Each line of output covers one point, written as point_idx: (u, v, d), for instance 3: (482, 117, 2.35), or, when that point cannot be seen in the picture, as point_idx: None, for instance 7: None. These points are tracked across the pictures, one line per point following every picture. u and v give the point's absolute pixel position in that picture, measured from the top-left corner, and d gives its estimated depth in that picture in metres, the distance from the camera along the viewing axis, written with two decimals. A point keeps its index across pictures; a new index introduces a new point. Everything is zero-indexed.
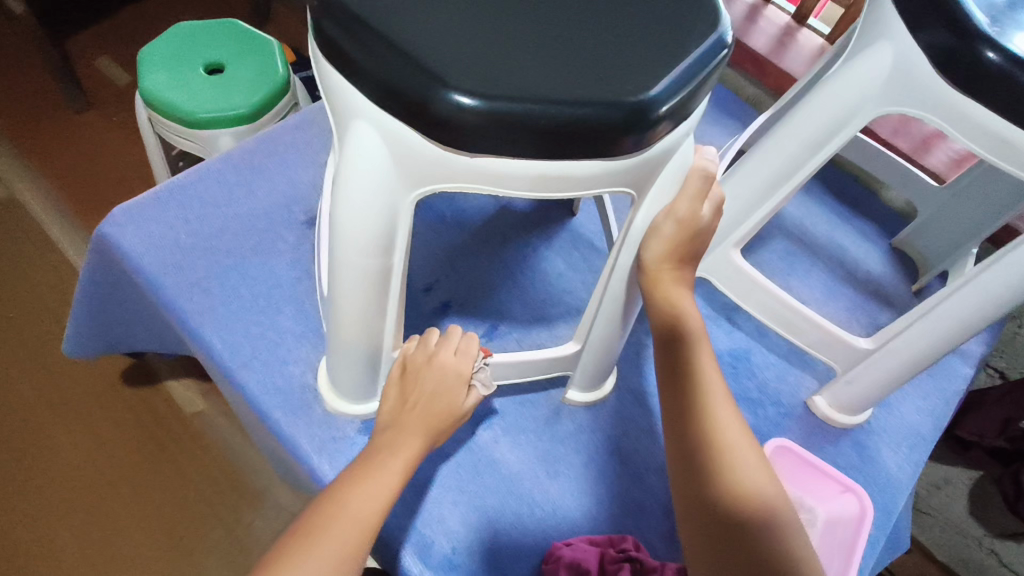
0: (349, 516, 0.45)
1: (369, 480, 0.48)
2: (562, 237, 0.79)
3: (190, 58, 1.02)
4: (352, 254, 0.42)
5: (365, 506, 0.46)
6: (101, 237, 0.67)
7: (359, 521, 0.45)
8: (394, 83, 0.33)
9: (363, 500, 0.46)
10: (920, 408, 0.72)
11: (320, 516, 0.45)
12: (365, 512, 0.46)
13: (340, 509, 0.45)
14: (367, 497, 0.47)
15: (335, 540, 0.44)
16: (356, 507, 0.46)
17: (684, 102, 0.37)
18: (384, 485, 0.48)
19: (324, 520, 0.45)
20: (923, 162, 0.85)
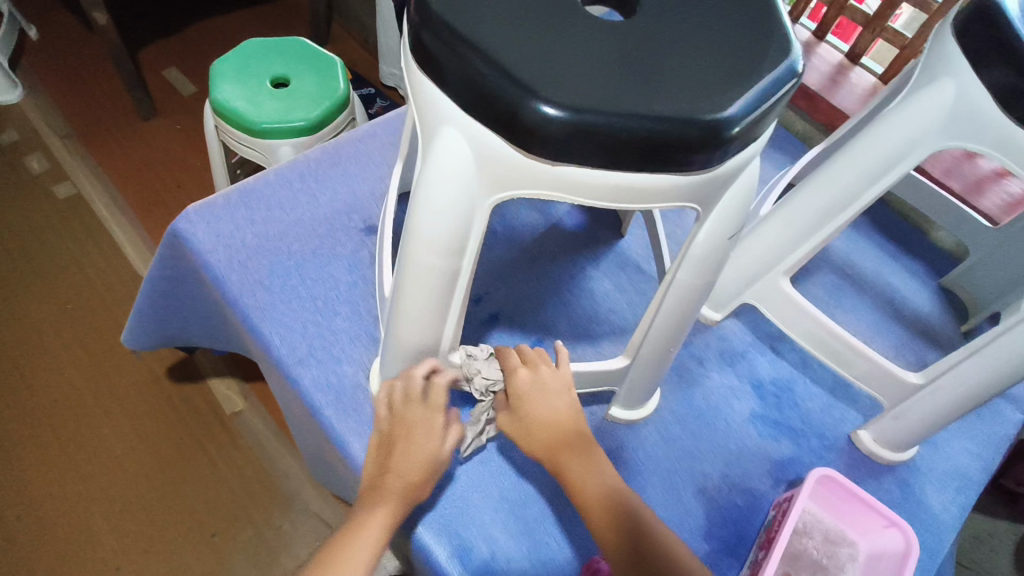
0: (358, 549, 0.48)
1: (375, 505, 0.50)
2: (609, 258, 0.80)
3: (258, 71, 1.07)
4: (426, 253, 0.45)
5: (372, 538, 0.49)
6: (174, 233, 0.71)
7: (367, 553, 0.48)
8: (488, 92, 0.36)
9: (372, 529, 0.49)
10: (969, 450, 0.71)
11: (331, 547, 0.48)
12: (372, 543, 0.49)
13: (349, 541, 0.48)
14: (374, 524, 0.49)
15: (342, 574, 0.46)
16: (365, 538, 0.48)
17: (756, 123, 0.39)
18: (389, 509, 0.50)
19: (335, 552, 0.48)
20: (976, 203, 0.85)
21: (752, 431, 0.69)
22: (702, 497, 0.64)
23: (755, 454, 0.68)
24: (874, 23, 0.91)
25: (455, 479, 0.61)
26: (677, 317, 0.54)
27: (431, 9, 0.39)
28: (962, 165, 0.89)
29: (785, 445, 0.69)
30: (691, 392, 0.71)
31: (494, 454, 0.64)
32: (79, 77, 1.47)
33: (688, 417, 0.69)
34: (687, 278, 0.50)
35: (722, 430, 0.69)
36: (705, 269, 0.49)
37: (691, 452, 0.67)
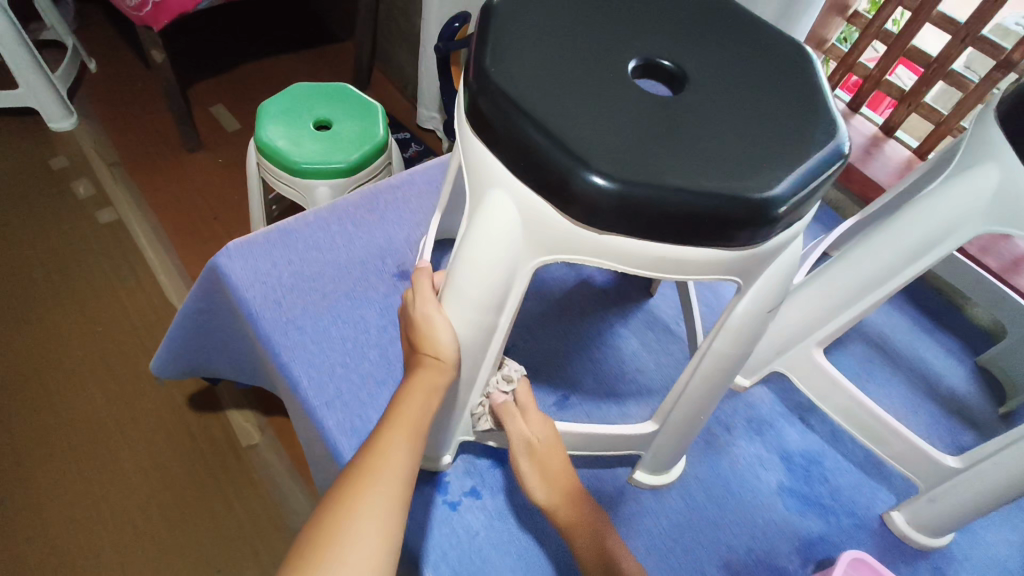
0: (397, 458, 0.44)
1: (401, 416, 0.46)
2: (637, 316, 0.80)
3: (302, 113, 1.10)
4: (466, 310, 0.45)
5: (405, 447, 0.45)
6: (213, 268, 0.73)
7: (406, 462, 0.44)
8: (541, 159, 0.37)
9: (403, 441, 0.45)
10: (1008, 540, 0.68)
11: (366, 461, 0.43)
12: (408, 451, 0.45)
13: (385, 450, 0.44)
14: (405, 436, 0.45)
15: (390, 482, 0.42)
16: (400, 449, 0.44)
17: (802, 203, 0.40)
18: (414, 417, 0.46)
19: (371, 463, 0.43)
20: (1014, 282, 0.84)
21: (780, 505, 0.67)
22: (726, 572, 0.61)
23: (783, 529, 0.65)
24: (910, 98, 0.92)
25: (474, 535, 0.60)
26: (710, 388, 0.53)
27: (489, 77, 0.40)
28: (998, 244, 0.89)
29: (814, 521, 0.67)
30: (717, 460, 0.70)
31: (514, 511, 0.62)
32: (131, 109, 1.53)
33: (714, 486, 0.67)
34: (723, 349, 0.49)
35: (749, 501, 0.67)
36: (742, 341, 0.49)
37: (716, 523, 0.65)
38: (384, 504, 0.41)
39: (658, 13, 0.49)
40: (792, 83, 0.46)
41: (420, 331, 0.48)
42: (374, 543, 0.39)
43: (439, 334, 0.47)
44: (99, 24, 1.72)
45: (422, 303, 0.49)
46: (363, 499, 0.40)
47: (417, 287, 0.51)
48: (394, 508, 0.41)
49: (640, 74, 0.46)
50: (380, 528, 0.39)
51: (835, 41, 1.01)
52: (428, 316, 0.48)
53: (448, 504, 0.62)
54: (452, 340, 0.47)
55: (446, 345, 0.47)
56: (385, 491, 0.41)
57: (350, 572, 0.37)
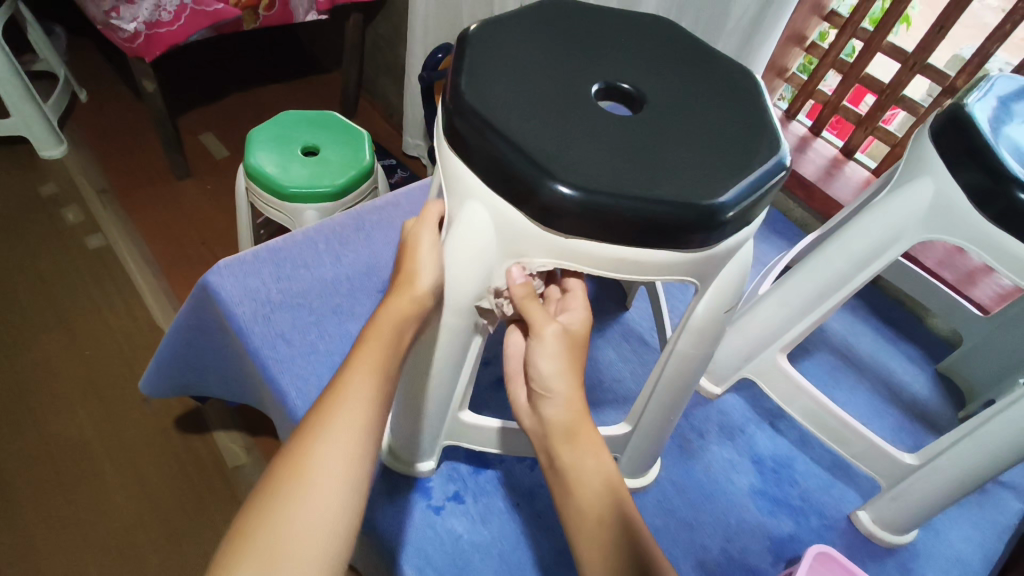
0: (356, 402, 0.42)
1: (366, 354, 0.44)
2: (613, 328, 0.84)
3: (290, 140, 1.14)
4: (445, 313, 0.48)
5: (366, 390, 0.43)
6: (204, 285, 0.75)
7: (378, 379, 0.44)
8: (512, 172, 0.41)
9: (367, 384, 0.43)
10: (969, 538, 0.71)
11: (326, 406, 0.42)
12: (375, 380, 0.43)
13: (344, 395, 0.42)
14: (369, 377, 0.43)
15: (349, 428, 0.41)
16: (360, 392, 0.42)
17: (747, 210, 0.44)
18: (379, 355, 0.44)
19: (331, 407, 0.41)
20: (970, 293, 0.89)
21: (751, 506, 0.70)
22: (701, 571, 0.64)
23: (754, 530, 0.68)
24: (866, 122, 0.98)
25: (457, 538, 0.62)
26: (677, 387, 0.56)
27: (463, 98, 0.44)
28: (953, 257, 0.94)
29: (784, 522, 0.69)
30: (691, 465, 0.72)
31: (496, 515, 0.65)
32: (121, 138, 1.56)
33: (689, 489, 0.70)
34: (687, 349, 0.53)
35: (722, 503, 0.70)
36: (703, 341, 0.52)
37: (689, 524, 0.67)
38: (347, 438, 0.40)
39: (618, 42, 0.54)
40: (741, 104, 0.51)
41: (407, 255, 0.47)
42: (342, 460, 0.39)
43: (423, 260, 0.46)
44: (90, 56, 1.76)
45: (417, 228, 0.49)
46: (316, 445, 0.39)
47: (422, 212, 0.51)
48: (355, 454, 0.40)
49: (603, 96, 0.50)
50: (336, 472, 0.39)
51: (795, 70, 1.07)
52: (419, 242, 0.48)
53: (432, 509, 0.64)
54: (437, 269, 0.46)
55: (426, 270, 0.46)
56: (355, 409, 0.42)
57: (320, 484, 0.38)
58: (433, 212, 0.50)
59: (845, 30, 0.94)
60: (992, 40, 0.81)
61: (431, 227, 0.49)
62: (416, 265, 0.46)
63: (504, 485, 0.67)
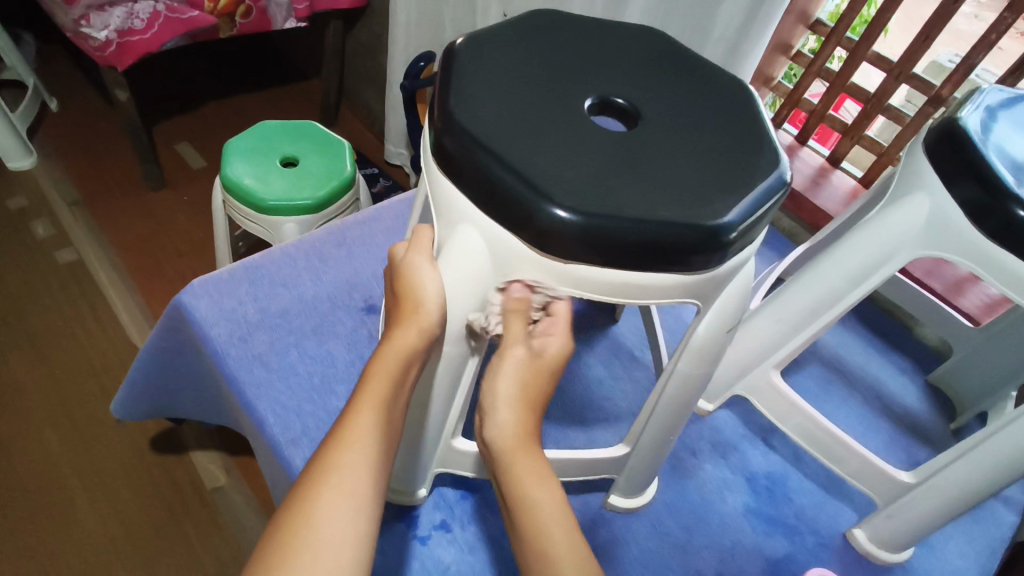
0: (360, 451, 0.39)
1: (368, 396, 0.41)
2: (603, 343, 0.82)
3: (269, 151, 1.11)
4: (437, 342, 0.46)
5: (371, 436, 0.40)
6: (178, 306, 0.72)
7: (379, 426, 0.41)
8: (508, 195, 0.40)
9: (371, 430, 0.40)
10: (964, 552, 0.70)
11: (327, 454, 0.39)
12: (378, 425, 0.41)
13: (347, 441, 0.39)
14: (373, 420, 0.41)
15: (355, 478, 0.38)
16: (365, 437, 0.40)
17: (752, 228, 0.43)
18: (384, 390, 0.42)
19: (334, 455, 0.39)
20: (958, 303, 0.89)
21: (747, 526, 0.68)
22: None
23: (751, 552, 0.66)
24: (852, 131, 0.98)
25: (445, 569, 0.59)
26: (677, 408, 0.55)
27: (452, 116, 0.42)
28: (940, 266, 0.94)
29: (780, 541, 0.68)
30: (685, 485, 0.71)
31: (485, 544, 0.62)
32: (92, 148, 1.52)
33: (683, 509, 0.68)
34: (687, 370, 0.52)
35: (717, 524, 0.68)
36: (704, 361, 0.51)
37: (685, 546, 0.65)
38: (350, 493, 0.37)
39: (608, 54, 0.52)
40: (738, 117, 0.49)
41: (406, 283, 0.45)
42: (345, 519, 0.36)
43: (427, 286, 0.44)
44: (61, 64, 1.71)
45: (412, 254, 0.46)
46: (319, 498, 0.36)
47: (415, 236, 0.48)
48: (361, 510, 0.37)
49: (596, 111, 0.49)
50: (343, 530, 0.35)
51: (781, 78, 1.06)
52: (416, 268, 0.45)
53: (419, 539, 0.61)
54: (440, 293, 0.44)
55: (431, 298, 0.43)
56: (358, 462, 0.39)
57: (325, 545, 0.35)
58: (424, 237, 0.48)
59: (831, 39, 0.94)
60: (977, 49, 0.81)
61: (428, 252, 0.46)
62: (420, 292, 0.44)
63: (495, 511, 0.65)
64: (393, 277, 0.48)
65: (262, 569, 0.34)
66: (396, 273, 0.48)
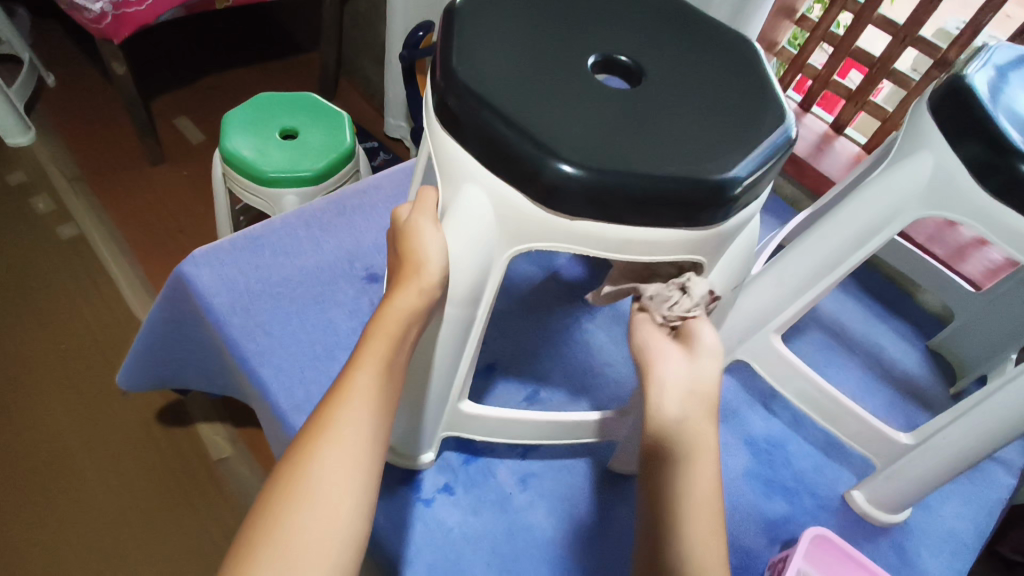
0: (361, 410, 0.39)
1: (369, 354, 0.41)
2: (604, 311, 0.82)
3: (268, 123, 1.10)
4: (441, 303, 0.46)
5: (372, 395, 0.40)
6: (180, 276, 0.73)
7: (379, 384, 0.41)
8: (511, 151, 0.39)
9: (371, 387, 0.40)
10: (962, 514, 0.71)
11: (328, 409, 0.39)
12: (379, 383, 0.41)
13: (347, 398, 0.39)
14: (373, 378, 0.41)
15: (355, 436, 0.38)
16: (365, 394, 0.40)
17: (757, 184, 0.42)
18: (385, 349, 0.42)
19: (334, 409, 0.39)
20: (960, 269, 0.89)
21: (746, 489, 0.69)
22: None
23: (750, 512, 0.67)
24: (856, 96, 0.96)
25: (448, 530, 0.60)
26: None
27: (454, 73, 0.42)
28: (945, 232, 0.93)
29: (778, 503, 0.69)
30: None
31: (488, 506, 0.63)
32: (90, 124, 1.51)
33: None
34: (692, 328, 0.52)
35: None
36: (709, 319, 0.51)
37: None
38: (351, 449, 0.38)
39: (611, 11, 0.51)
40: (742, 74, 0.49)
41: (407, 244, 0.44)
42: (344, 474, 0.37)
43: (428, 247, 0.43)
44: (55, 38, 1.69)
45: (414, 214, 0.46)
46: (319, 452, 0.37)
47: (417, 197, 0.48)
48: (360, 465, 0.37)
49: (598, 69, 0.48)
50: (342, 486, 0.36)
51: (785, 44, 1.04)
52: (419, 228, 0.44)
53: (423, 502, 0.62)
54: (442, 253, 0.43)
55: (431, 257, 0.43)
56: (358, 419, 0.39)
57: (324, 498, 0.35)
58: (427, 198, 0.47)
59: (836, 2, 0.92)
60: (985, 11, 0.79)
61: (429, 213, 0.46)
62: (420, 251, 0.43)
63: (497, 474, 0.66)
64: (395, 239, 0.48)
65: (265, 518, 0.34)
66: (398, 234, 0.47)
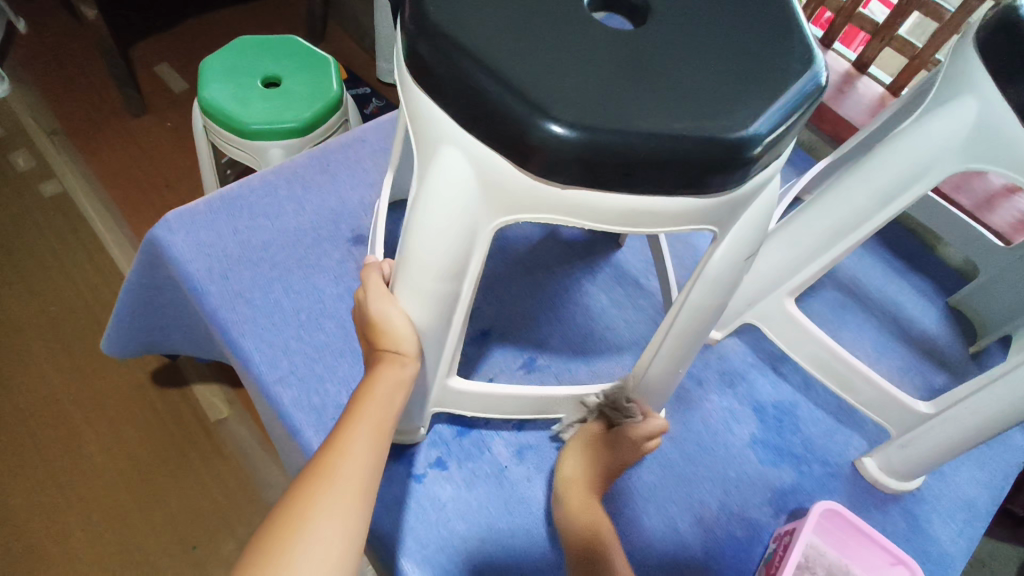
0: (354, 460, 0.41)
1: (364, 413, 0.44)
2: (606, 271, 0.77)
3: (249, 70, 1.03)
4: (423, 280, 0.42)
5: (364, 451, 0.42)
6: (153, 242, 0.68)
7: (373, 440, 0.43)
8: (493, 109, 0.34)
9: (364, 443, 0.42)
10: (978, 479, 0.69)
11: (323, 461, 0.41)
12: (375, 439, 0.43)
13: (342, 451, 0.41)
14: (367, 436, 0.43)
15: (345, 486, 0.39)
16: (359, 448, 0.42)
17: (778, 142, 0.37)
18: (377, 412, 0.44)
19: (329, 462, 0.40)
20: (987, 221, 0.83)
21: (753, 458, 0.66)
22: (699, 528, 0.61)
23: (755, 483, 0.65)
24: (883, 32, 0.88)
25: (442, 508, 0.58)
26: (690, 339, 0.51)
27: (427, 16, 0.36)
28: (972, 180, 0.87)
29: (786, 472, 0.66)
30: (690, 416, 0.68)
31: (483, 481, 0.61)
32: (67, 73, 1.43)
33: (687, 442, 0.66)
34: (700, 300, 0.47)
35: (723, 457, 0.66)
36: (719, 291, 0.47)
37: (689, 478, 0.64)
38: (345, 500, 0.39)
39: None
40: (764, 8, 0.42)
41: (376, 320, 0.46)
42: (337, 525, 0.38)
43: (396, 324, 0.45)
44: None
45: (374, 288, 0.47)
46: (315, 500, 0.38)
47: (364, 278, 0.49)
48: (352, 512, 0.39)
49: (597, 7, 0.42)
50: (335, 534, 0.37)
51: None
52: (383, 300, 0.45)
53: (415, 478, 0.59)
54: (411, 325, 0.45)
55: (404, 329, 0.45)
56: (353, 470, 0.40)
57: (318, 546, 0.36)
58: (371, 278, 0.48)
59: None
60: None
61: (382, 286, 0.47)
62: (390, 324, 0.45)
63: (492, 447, 0.63)
64: (360, 313, 0.49)
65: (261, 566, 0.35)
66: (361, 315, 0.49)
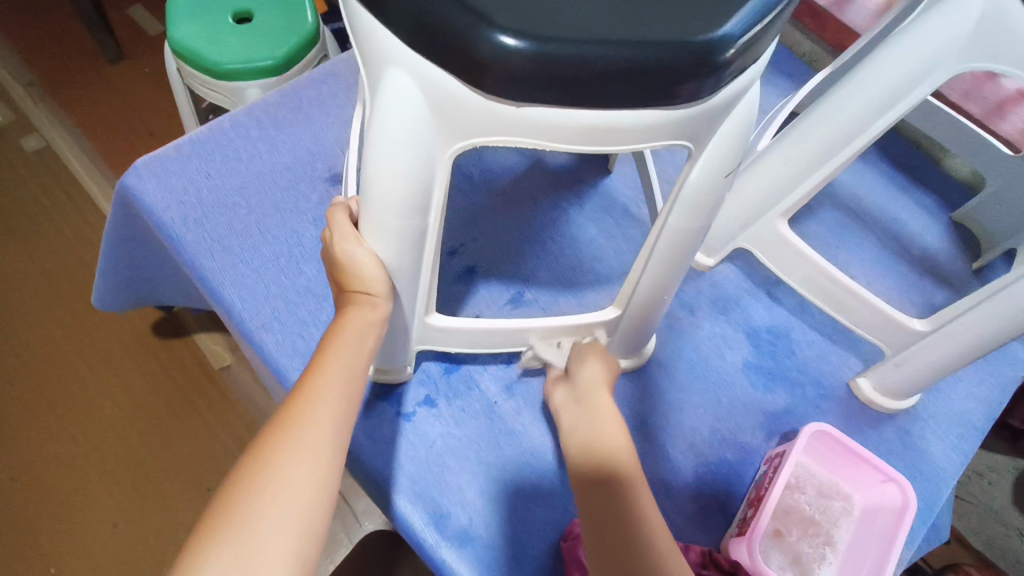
0: (322, 407, 0.40)
1: (332, 359, 0.43)
2: (594, 200, 0.75)
3: (218, 5, 0.98)
4: (383, 215, 0.40)
5: (336, 396, 0.41)
6: (125, 191, 0.66)
7: (343, 384, 0.42)
8: (437, 23, 0.31)
9: (333, 388, 0.41)
10: (974, 394, 0.68)
11: (291, 408, 0.40)
12: (346, 384, 0.42)
13: (310, 396, 0.40)
14: (335, 381, 0.42)
15: (314, 428, 0.39)
16: (328, 394, 0.41)
17: (755, 43, 0.34)
18: (346, 356, 0.43)
19: (296, 409, 0.40)
20: (995, 129, 0.79)
21: (745, 383, 0.66)
22: (691, 454, 0.61)
23: (746, 408, 0.64)
24: None
25: (431, 444, 0.58)
26: (672, 264, 0.50)
27: None
28: (981, 86, 0.77)
29: (779, 395, 0.66)
30: (681, 343, 0.67)
31: (472, 416, 0.61)
32: (37, 19, 1.37)
33: (678, 370, 0.66)
34: (680, 224, 0.45)
35: (714, 383, 0.65)
36: (700, 213, 0.44)
37: (679, 406, 0.64)
38: (316, 444, 0.38)
39: None
40: None
41: (342, 262, 0.44)
42: (308, 469, 0.37)
43: (363, 266, 0.43)
44: None
45: (340, 228, 0.45)
46: (283, 446, 0.37)
47: (330, 219, 0.47)
48: (322, 456, 0.38)
49: None
50: (306, 478, 0.37)
51: None
52: (348, 240, 0.44)
53: (404, 416, 0.59)
54: (380, 264, 0.44)
55: (370, 269, 0.43)
56: (322, 415, 0.40)
57: (288, 490, 0.36)
58: (337, 217, 0.46)
59: None
60: None
61: (348, 224, 0.45)
62: (356, 265, 0.44)
63: (480, 383, 0.63)
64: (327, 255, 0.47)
65: (228, 511, 0.35)
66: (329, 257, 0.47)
